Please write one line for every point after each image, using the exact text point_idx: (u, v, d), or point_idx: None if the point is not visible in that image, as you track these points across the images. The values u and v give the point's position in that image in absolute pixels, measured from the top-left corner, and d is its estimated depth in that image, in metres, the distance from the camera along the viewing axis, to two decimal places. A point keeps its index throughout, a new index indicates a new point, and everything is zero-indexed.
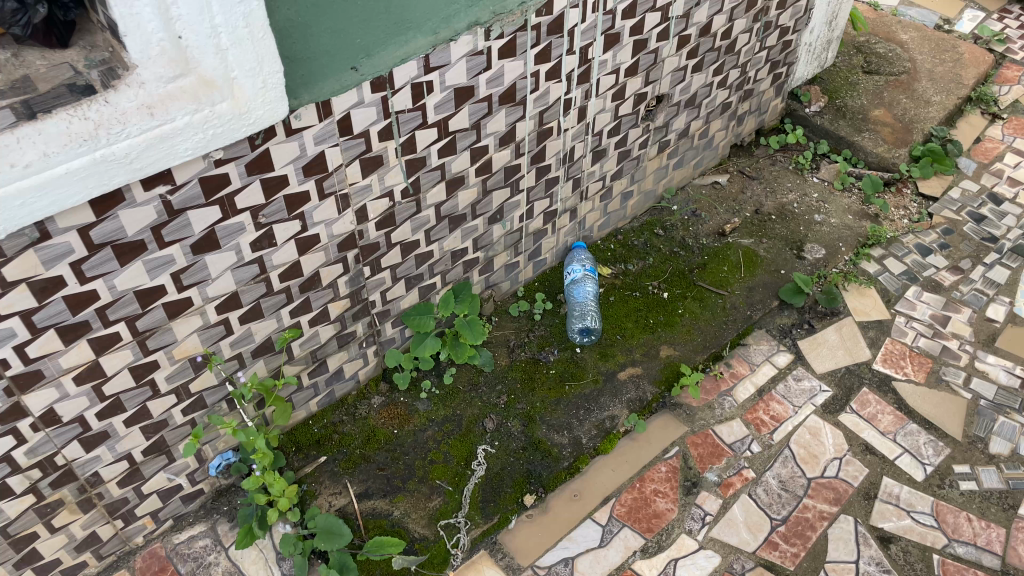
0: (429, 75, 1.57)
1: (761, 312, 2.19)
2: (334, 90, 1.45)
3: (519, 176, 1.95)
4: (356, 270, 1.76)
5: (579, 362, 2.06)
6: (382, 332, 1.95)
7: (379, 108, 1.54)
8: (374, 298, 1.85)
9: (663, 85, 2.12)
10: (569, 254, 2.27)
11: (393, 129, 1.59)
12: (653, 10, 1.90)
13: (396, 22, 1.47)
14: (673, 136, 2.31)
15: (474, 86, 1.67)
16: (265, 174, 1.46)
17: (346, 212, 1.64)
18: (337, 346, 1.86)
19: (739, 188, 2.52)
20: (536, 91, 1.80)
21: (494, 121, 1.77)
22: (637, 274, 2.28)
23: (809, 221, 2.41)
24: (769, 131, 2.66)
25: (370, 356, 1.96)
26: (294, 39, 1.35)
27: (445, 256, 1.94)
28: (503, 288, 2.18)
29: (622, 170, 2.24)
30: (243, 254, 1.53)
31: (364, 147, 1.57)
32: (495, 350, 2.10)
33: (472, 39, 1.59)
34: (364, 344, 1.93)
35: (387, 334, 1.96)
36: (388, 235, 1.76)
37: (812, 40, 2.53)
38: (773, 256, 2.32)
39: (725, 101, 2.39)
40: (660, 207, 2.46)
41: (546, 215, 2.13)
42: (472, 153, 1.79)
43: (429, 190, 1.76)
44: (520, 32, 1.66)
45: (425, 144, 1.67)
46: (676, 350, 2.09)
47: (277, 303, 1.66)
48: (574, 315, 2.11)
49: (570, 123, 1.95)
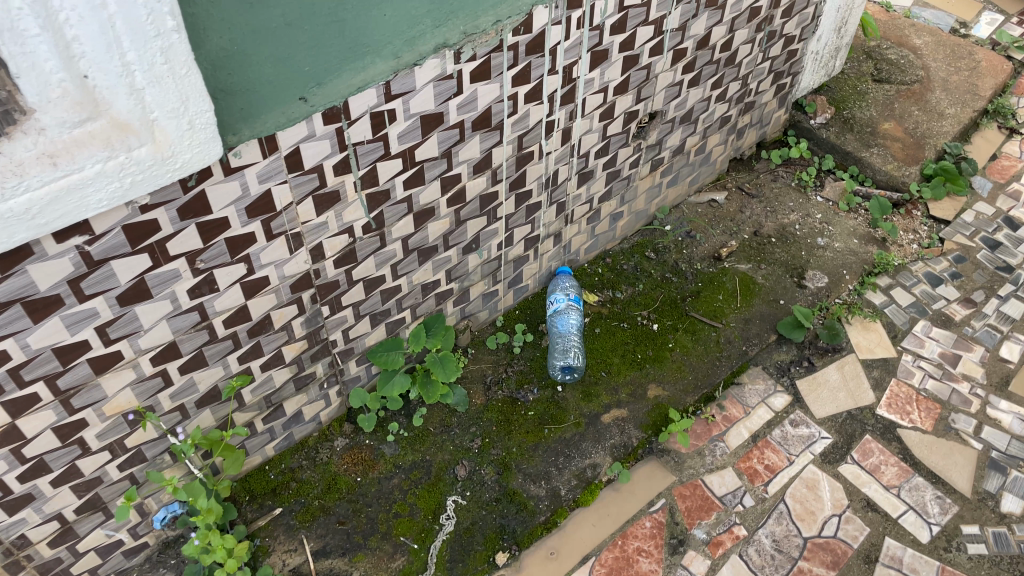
0: (391, 103, 1.40)
1: (757, 348, 2.03)
2: (280, 123, 1.28)
3: (497, 204, 1.79)
4: (314, 310, 1.60)
5: (560, 402, 1.91)
6: (345, 371, 1.79)
7: (333, 140, 1.37)
8: (335, 338, 1.70)
9: (656, 101, 1.95)
10: (553, 280, 2.11)
11: (350, 162, 1.43)
12: (645, 24, 1.73)
13: (352, 46, 1.30)
14: (668, 154, 2.15)
15: (443, 112, 1.50)
16: (202, 217, 1.29)
17: (298, 252, 1.48)
18: (294, 388, 1.71)
19: (737, 206, 2.35)
20: (514, 115, 1.64)
21: (466, 148, 1.61)
22: (626, 302, 2.12)
23: (811, 245, 2.25)
24: (771, 143, 2.50)
25: (332, 395, 1.81)
26: (230, 70, 1.19)
27: (414, 289, 1.78)
28: (480, 318, 2.02)
29: (611, 191, 2.08)
30: (180, 302, 1.37)
31: (318, 183, 1.41)
32: (470, 387, 1.95)
33: (440, 62, 1.42)
34: (325, 385, 1.77)
35: (352, 372, 1.81)
36: (348, 273, 1.60)
37: (819, 48, 2.35)
38: (772, 284, 2.16)
39: (724, 115, 2.22)
40: (653, 226, 2.29)
41: (527, 242, 1.96)
42: (443, 183, 1.62)
43: (394, 224, 1.60)
44: (495, 52, 1.49)
45: (388, 176, 1.51)
46: (665, 390, 1.94)
47: (223, 350, 1.50)
48: (556, 349, 1.97)
49: (553, 146, 1.79)
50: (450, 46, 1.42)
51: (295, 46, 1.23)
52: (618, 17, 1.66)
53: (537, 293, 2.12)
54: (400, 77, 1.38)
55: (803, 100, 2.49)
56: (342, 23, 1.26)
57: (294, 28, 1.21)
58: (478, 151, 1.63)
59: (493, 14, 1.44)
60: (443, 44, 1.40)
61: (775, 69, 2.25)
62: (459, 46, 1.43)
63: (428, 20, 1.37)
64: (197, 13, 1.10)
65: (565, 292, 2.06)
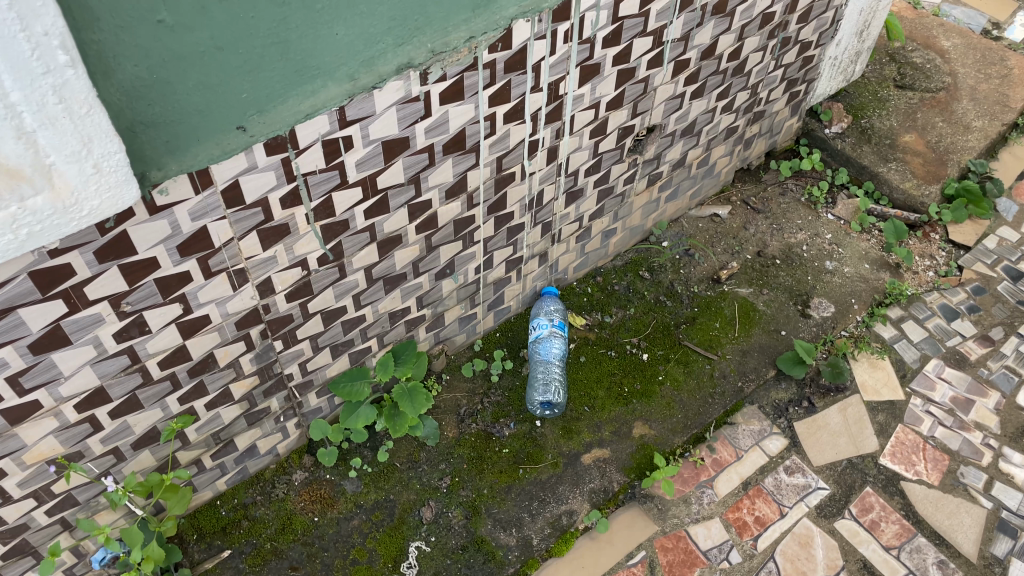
0: (347, 129, 1.25)
1: (754, 384, 1.88)
2: (214, 155, 1.14)
3: (473, 228, 1.64)
4: (265, 346, 1.47)
5: (538, 439, 1.78)
6: (304, 404, 1.66)
7: (279, 171, 1.22)
8: (291, 372, 1.56)
9: (654, 115, 1.79)
10: (538, 302, 1.96)
11: (301, 193, 1.28)
12: (643, 35, 1.56)
13: (298, 69, 1.14)
14: (667, 167, 1.98)
15: (409, 137, 1.35)
16: (125, 259, 1.15)
17: (243, 288, 1.33)
18: (246, 423, 1.58)
19: (741, 223, 2.19)
20: (492, 135, 1.48)
21: (437, 173, 1.45)
22: (615, 327, 1.97)
23: (818, 269, 2.09)
24: (781, 152, 2.33)
25: (290, 428, 1.68)
26: (151, 100, 1.03)
27: (381, 318, 1.64)
28: (457, 342, 1.88)
29: (604, 208, 1.92)
30: (106, 347, 1.23)
31: (263, 217, 1.26)
32: (442, 419, 1.82)
33: (403, 84, 1.26)
34: (282, 418, 1.64)
35: (312, 404, 1.68)
36: (303, 306, 1.46)
37: (838, 53, 2.17)
38: (774, 312, 2.01)
39: (731, 125, 2.05)
40: (649, 243, 2.14)
41: (509, 264, 1.82)
42: (411, 209, 1.47)
43: (355, 254, 1.45)
44: (469, 71, 1.33)
45: (347, 206, 1.36)
46: (652, 429, 1.80)
47: (160, 392, 1.37)
48: (536, 383, 1.79)
49: (537, 166, 1.63)
50: (415, 66, 1.26)
51: (228, 71, 1.08)
52: (612, 28, 1.49)
53: (520, 315, 1.98)
54: (357, 101, 1.23)
55: (818, 106, 2.31)
56: (285, 45, 1.11)
57: (227, 53, 1.06)
58: (450, 175, 1.48)
59: (466, 30, 1.28)
60: (407, 64, 1.25)
61: (789, 77, 2.07)
62: (426, 66, 1.27)
63: (389, 38, 1.21)
64: (103, 40, 0.94)
65: (551, 315, 1.90)
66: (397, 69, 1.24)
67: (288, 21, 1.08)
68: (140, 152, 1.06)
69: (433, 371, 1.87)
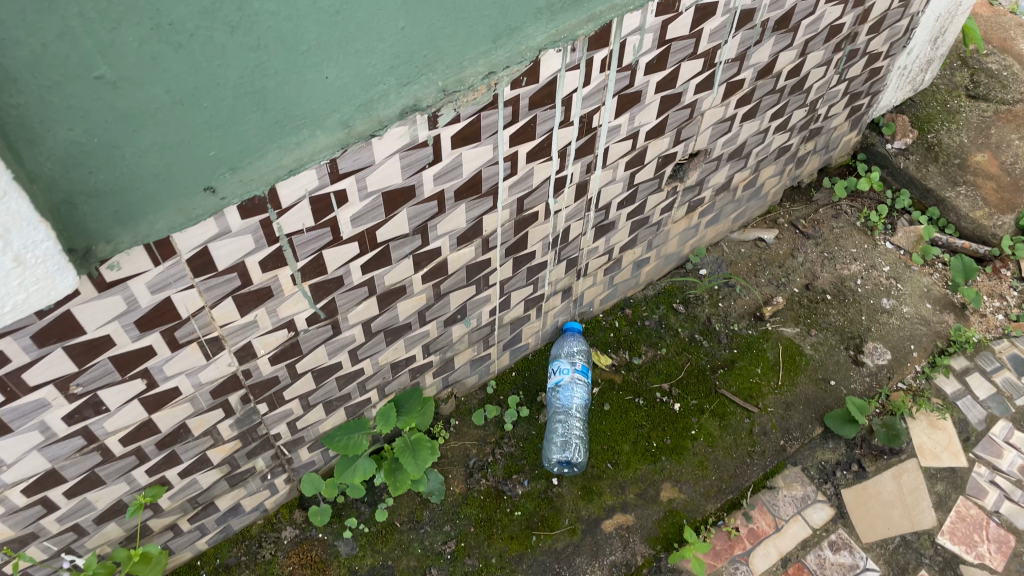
0: (340, 183, 1.05)
1: (798, 444, 1.69)
2: (176, 223, 0.94)
3: (489, 272, 1.44)
4: (247, 410, 1.29)
5: (555, 501, 1.60)
6: (294, 459, 1.49)
7: (257, 234, 1.03)
8: (279, 431, 1.39)
9: (700, 140, 1.57)
10: (559, 340, 1.76)
11: (284, 254, 1.08)
12: (693, 58, 1.34)
13: (279, 120, 0.94)
14: (710, 192, 1.77)
15: (414, 185, 1.15)
16: (71, 340, 0.97)
17: (218, 356, 1.15)
18: (227, 485, 1.41)
19: (788, 249, 1.97)
20: (513, 176, 1.27)
21: (448, 219, 1.25)
22: (644, 370, 1.78)
23: (872, 308, 1.88)
24: (836, 168, 2.10)
25: (278, 484, 1.51)
26: (94, 167, 0.84)
27: (382, 370, 1.45)
28: (467, 384, 1.69)
29: (637, 238, 1.71)
30: (54, 430, 1.06)
31: (239, 282, 1.07)
32: (448, 471, 1.64)
33: (408, 130, 1.06)
34: (269, 475, 1.47)
35: (303, 459, 1.50)
36: (291, 367, 1.28)
37: (907, 63, 1.92)
38: (822, 357, 1.80)
39: (784, 144, 1.82)
40: (684, 270, 1.93)
41: (528, 303, 1.62)
42: (416, 259, 1.28)
43: (351, 310, 1.26)
44: (487, 110, 1.12)
45: (341, 262, 1.17)
46: (681, 493, 1.62)
47: (125, 467, 1.20)
48: (553, 439, 1.61)
49: (564, 203, 1.42)
50: (423, 108, 1.05)
51: (190, 127, 0.88)
52: (657, 53, 1.27)
53: (538, 352, 1.79)
54: (351, 151, 1.03)
55: (879, 118, 2.07)
56: (260, 94, 0.91)
57: (188, 107, 0.86)
58: (463, 220, 1.28)
59: (485, 65, 1.07)
60: (413, 106, 1.04)
61: (852, 90, 1.83)
62: (436, 107, 1.06)
63: (391, 77, 1.00)
64: (24, 104, 0.75)
65: (573, 358, 1.71)
66: (400, 113, 1.04)
67: (263, 65, 0.88)
68: (82, 226, 0.87)
69: (440, 416, 1.69)
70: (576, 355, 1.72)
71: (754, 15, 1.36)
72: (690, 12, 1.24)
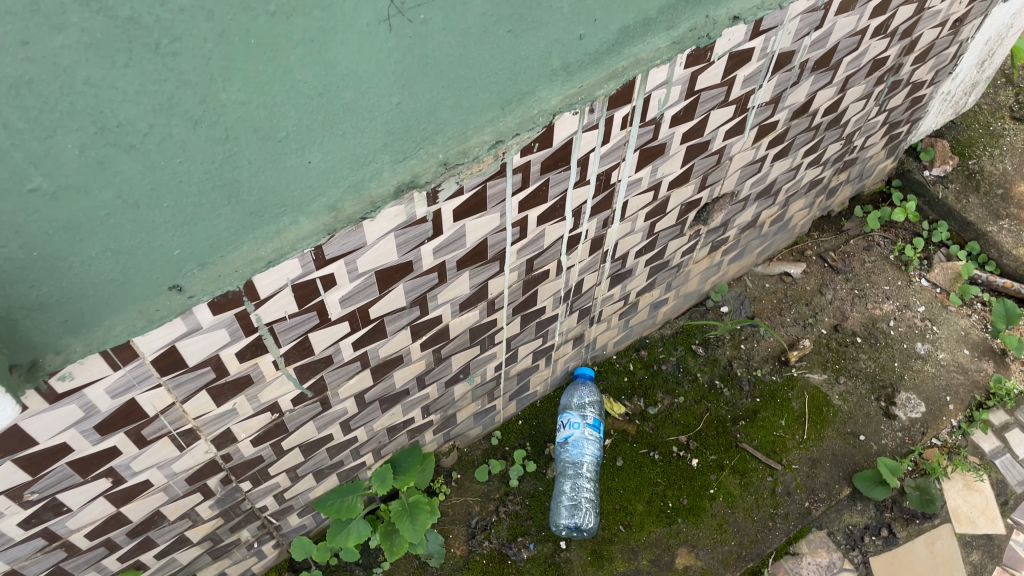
0: (327, 268, 0.93)
1: (824, 507, 1.58)
2: (139, 327, 0.83)
3: (494, 332, 1.32)
4: (229, 489, 1.18)
5: (563, 567, 1.51)
6: (284, 525, 1.39)
7: (232, 327, 0.91)
8: (265, 503, 1.28)
9: (726, 183, 1.44)
10: (569, 387, 1.64)
11: (265, 341, 0.97)
12: (723, 106, 1.21)
13: (255, 210, 0.82)
14: (735, 230, 1.64)
15: (412, 260, 1.02)
16: (21, 452, 0.86)
17: (194, 445, 1.04)
18: (210, 557, 1.31)
19: (816, 285, 1.85)
20: (521, 239, 1.15)
21: (450, 288, 1.13)
22: (660, 420, 1.66)
23: (906, 353, 1.76)
24: (869, 195, 1.96)
25: (266, 549, 1.41)
26: (35, 279, 0.73)
27: (378, 434, 1.34)
28: (471, 435, 1.58)
29: (655, 281, 1.59)
30: (10, 536, 0.96)
31: (214, 375, 0.96)
32: (449, 531, 1.54)
33: (405, 208, 0.93)
34: (255, 543, 1.37)
35: (292, 524, 1.40)
36: (276, 445, 1.17)
37: (951, 87, 1.78)
38: (852, 409, 1.68)
39: (815, 178, 1.69)
40: (705, 307, 1.81)
41: (537, 354, 1.50)
42: (415, 329, 1.16)
43: (343, 386, 1.15)
44: (494, 180, 1.00)
45: (330, 343, 1.05)
46: (698, 559, 1.52)
47: (93, 558, 1.10)
48: (561, 504, 1.52)
49: (577, 259, 1.30)
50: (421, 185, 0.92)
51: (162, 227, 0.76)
52: (684, 105, 1.14)
53: (547, 398, 1.67)
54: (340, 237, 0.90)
55: (917, 143, 1.93)
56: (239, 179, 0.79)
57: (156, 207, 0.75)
58: (466, 287, 1.16)
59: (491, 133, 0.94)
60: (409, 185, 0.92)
61: (892, 119, 1.69)
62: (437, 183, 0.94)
63: (383, 154, 0.88)
64: None
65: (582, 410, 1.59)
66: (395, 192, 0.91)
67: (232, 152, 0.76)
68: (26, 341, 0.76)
69: (441, 469, 1.59)
70: (586, 405, 1.60)
71: (793, 58, 1.22)
72: (722, 61, 1.11)
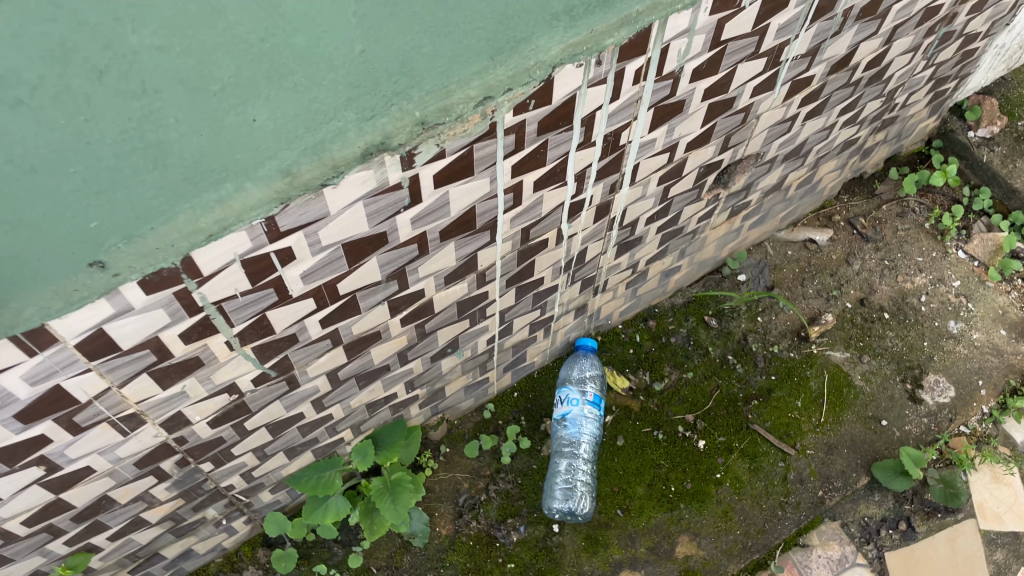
0: (283, 241, 0.80)
1: (839, 497, 1.47)
2: (52, 311, 0.69)
3: (486, 304, 1.20)
4: (187, 470, 1.08)
5: (556, 553, 1.42)
6: (254, 502, 1.29)
7: (172, 307, 0.79)
8: (231, 482, 1.18)
9: (751, 144, 1.29)
10: (569, 359, 1.52)
11: (214, 320, 0.85)
12: (753, 58, 1.05)
13: (189, 175, 0.70)
14: (758, 194, 1.49)
15: (386, 231, 0.89)
16: None
17: (140, 430, 0.94)
18: (173, 536, 1.22)
19: (843, 253, 1.71)
20: (515, 207, 1.02)
21: (432, 260, 1.00)
22: (666, 396, 1.55)
23: (937, 332, 1.62)
24: (906, 157, 1.80)
25: (236, 525, 1.32)
26: None
27: (356, 410, 1.23)
28: (461, 408, 1.48)
29: (667, 248, 1.45)
30: None
31: (155, 358, 0.84)
32: (434, 509, 1.45)
33: (375, 175, 0.80)
34: (224, 520, 1.28)
35: (264, 499, 1.31)
36: (239, 426, 1.06)
37: (1007, 40, 1.60)
38: (875, 391, 1.56)
39: (850, 138, 1.53)
40: (721, 275, 1.67)
41: (534, 326, 1.38)
42: (393, 304, 1.04)
43: (311, 364, 1.03)
44: (482, 141, 0.85)
45: (292, 320, 0.93)
46: (700, 549, 1.42)
47: (35, 543, 1.01)
48: (555, 486, 1.41)
49: (580, 226, 1.17)
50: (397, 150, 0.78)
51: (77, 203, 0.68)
52: (707, 56, 0.99)
53: (545, 369, 1.56)
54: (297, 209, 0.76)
55: (962, 100, 1.76)
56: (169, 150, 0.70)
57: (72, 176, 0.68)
58: (452, 258, 1.03)
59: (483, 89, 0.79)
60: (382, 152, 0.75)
61: (939, 73, 1.52)
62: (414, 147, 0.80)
63: (347, 109, 0.75)
64: None
65: (583, 385, 1.47)
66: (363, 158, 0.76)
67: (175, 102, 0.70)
68: None
69: (429, 443, 1.49)
70: (587, 380, 1.48)
71: (836, 4, 1.06)
72: (755, 6, 0.95)
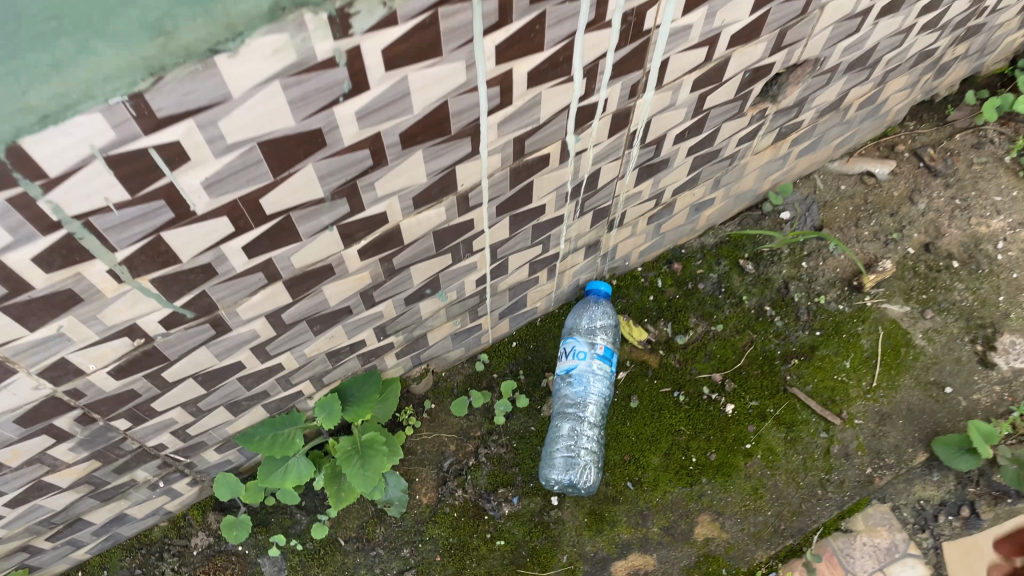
0: (164, 133, 0.56)
1: (890, 476, 1.24)
2: None
3: (472, 235, 0.97)
4: (95, 426, 0.88)
5: (553, 529, 1.21)
6: (198, 462, 1.10)
7: (10, 220, 0.57)
8: (161, 442, 0.98)
9: (811, 45, 1.03)
10: (577, 306, 1.30)
11: (84, 240, 0.63)
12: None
13: None
14: (810, 114, 1.24)
15: (322, 128, 0.66)
16: None
17: (10, 380, 0.73)
18: (98, 500, 1.03)
19: (906, 190, 1.46)
20: (503, 107, 0.78)
21: (394, 173, 0.77)
22: (690, 352, 1.32)
23: (1015, 285, 1.37)
24: (986, 78, 1.53)
25: (179, 487, 1.13)
26: None
27: (314, 359, 1.02)
28: (449, 358, 1.27)
29: (699, 176, 1.21)
30: None
31: (4, 290, 0.63)
32: (415, 475, 1.25)
33: (290, 41, 0.55)
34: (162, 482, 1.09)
35: (211, 459, 1.11)
36: (156, 377, 0.85)
37: None
38: (939, 352, 1.32)
39: (927, 48, 1.26)
40: (760, 212, 1.43)
41: (535, 265, 1.15)
42: (346, 230, 0.81)
43: (242, 303, 0.82)
44: (451, 4, 0.60)
45: (203, 244, 0.71)
46: (723, 531, 1.22)
47: None
48: (555, 453, 1.20)
49: (591, 140, 0.93)
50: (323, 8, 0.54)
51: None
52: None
53: (549, 315, 1.33)
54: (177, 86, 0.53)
55: None
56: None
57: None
58: (421, 172, 0.80)
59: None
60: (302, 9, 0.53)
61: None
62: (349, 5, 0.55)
63: None
64: None
65: (592, 336, 1.25)
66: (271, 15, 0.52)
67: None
68: None
69: (411, 398, 1.28)
70: (597, 331, 1.25)
71: None
72: None
